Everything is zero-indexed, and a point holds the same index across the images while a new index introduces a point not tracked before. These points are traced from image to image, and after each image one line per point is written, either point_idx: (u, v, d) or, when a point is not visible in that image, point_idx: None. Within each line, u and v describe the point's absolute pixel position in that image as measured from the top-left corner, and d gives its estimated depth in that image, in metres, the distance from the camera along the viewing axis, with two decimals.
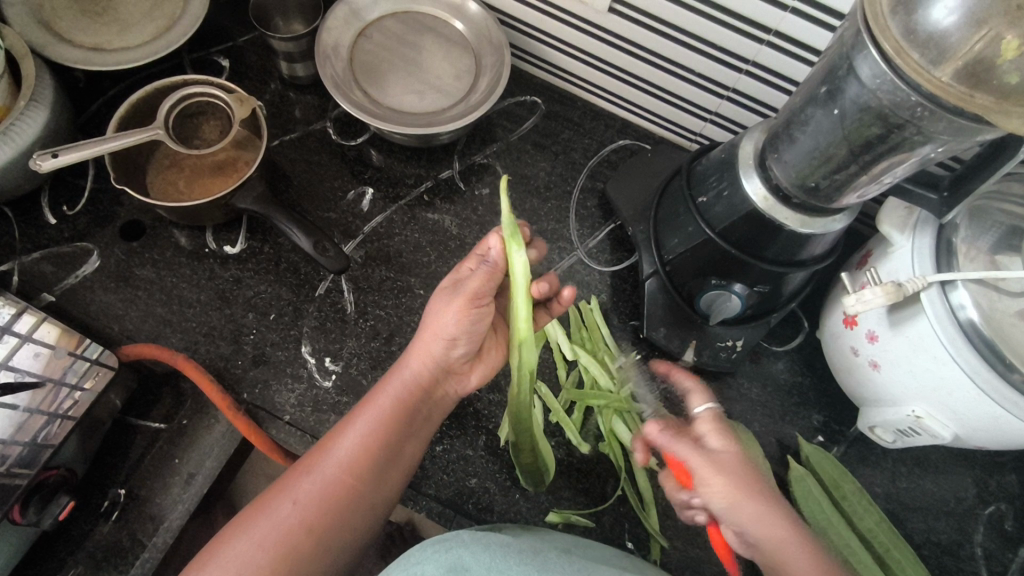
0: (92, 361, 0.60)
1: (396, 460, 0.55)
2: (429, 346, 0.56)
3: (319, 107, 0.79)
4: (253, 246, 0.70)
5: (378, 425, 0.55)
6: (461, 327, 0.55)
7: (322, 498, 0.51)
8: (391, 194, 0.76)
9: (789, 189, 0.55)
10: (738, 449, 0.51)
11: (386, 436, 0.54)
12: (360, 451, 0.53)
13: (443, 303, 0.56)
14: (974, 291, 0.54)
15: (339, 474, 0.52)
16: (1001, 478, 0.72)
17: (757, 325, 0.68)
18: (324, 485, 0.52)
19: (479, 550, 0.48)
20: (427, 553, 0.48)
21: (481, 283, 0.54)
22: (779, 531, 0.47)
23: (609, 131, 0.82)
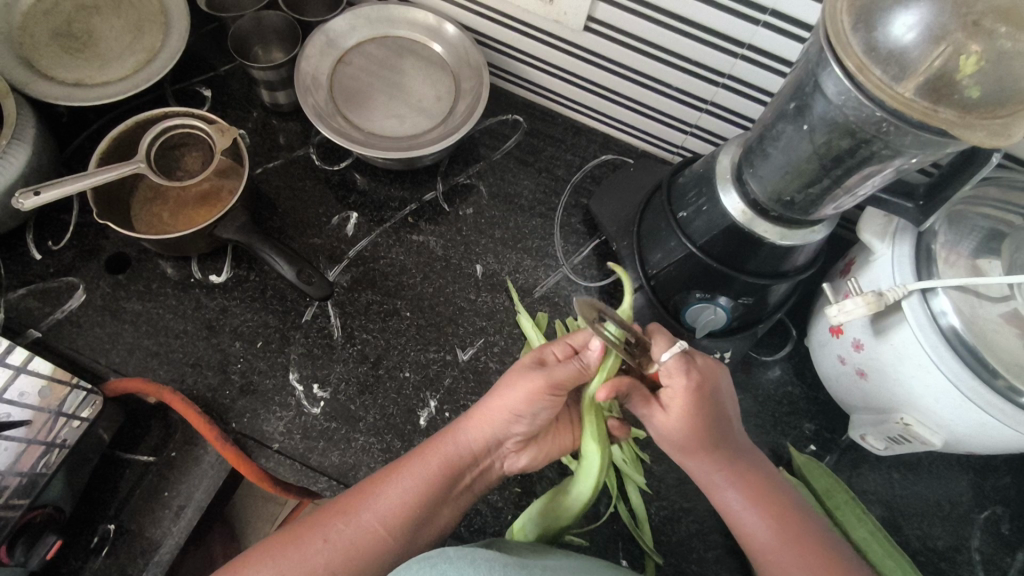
0: (89, 390, 0.60)
1: (432, 519, 0.54)
2: (491, 414, 0.55)
3: (302, 133, 0.80)
4: (238, 274, 0.71)
5: (424, 485, 0.54)
6: (528, 406, 0.54)
7: (354, 545, 0.50)
8: (375, 217, 0.76)
9: (766, 203, 0.55)
10: (686, 402, 0.52)
11: (429, 498, 0.53)
12: (404, 506, 0.52)
13: (517, 378, 0.55)
14: (955, 297, 0.54)
15: (374, 522, 0.51)
16: (995, 481, 0.72)
17: (744, 336, 0.68)
18: (359, 530, 0.51)
19: (465, 565, 0.48)
20: (414, 570, 0.47)
21: (568, 377, 0.54)
22: (719, 480, 0.53)
23: (592, 146, 0.83)
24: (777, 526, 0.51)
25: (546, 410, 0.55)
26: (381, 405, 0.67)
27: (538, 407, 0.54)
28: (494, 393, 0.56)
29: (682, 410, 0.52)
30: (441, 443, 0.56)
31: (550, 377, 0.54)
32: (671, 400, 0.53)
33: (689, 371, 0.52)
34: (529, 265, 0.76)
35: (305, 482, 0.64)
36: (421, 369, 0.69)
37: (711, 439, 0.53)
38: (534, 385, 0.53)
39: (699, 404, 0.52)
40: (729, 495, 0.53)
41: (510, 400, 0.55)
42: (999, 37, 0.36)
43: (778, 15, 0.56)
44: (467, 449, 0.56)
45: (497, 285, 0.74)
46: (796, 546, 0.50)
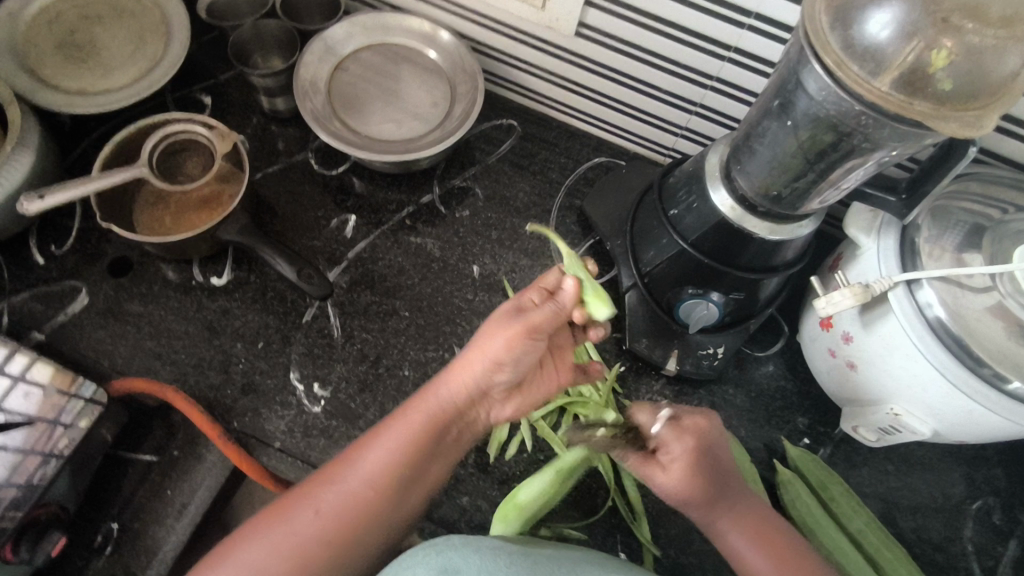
0: (87, 399, 0.61)
1: (419, 476, 0.55)
2: (471, 366, 0.55)
3: (301, 139, 0.81)
4: (239, 276, 0.72)
5: (408, 442, 0.54)
6: (510, 353, 0.53)
7: (343, 510, 0.52)
8: (374, 220, 0.77)
9: (754, 198, 0.57)
10: (685, 461, 0.55)
11: (414, 453, 0.54)
12: (389, 465, 0.53)
13: (497, 328, 0.54)
14: (939, 288, 0.55)
15: (363, 487, 0.52)
16: (987, 472, 0.73)
17: (736, 331, 0.70)
18: (346, 496, 0.52)
19: (469, 553, 0.49)
20: (421, 556, 0.49)
21: (546, 319, 0.54)
22: (724, 528, 0.56)
23: (585, 149, 0.84)
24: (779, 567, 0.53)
25: (527, 353, 0.54)
26: (380, 402, 0.68)
27: (521, 351, 0.53)
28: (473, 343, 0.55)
29: (680, 470, 0.55)
30: (423, 400, 0.56)
31: (528, 322, 0.53)
32: (666, 461, 0.56)
33: (682, 430, 0.56)
34: (525, 265, 0.77)
35: (307, 479, 0.65)
36: (419, 368, 0.70)
37: (712, 494, 0.56)
38: (513, 329, 0.53)
39: (697, 464, 0.55)
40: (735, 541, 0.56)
41: (490, 350, 0.54)
42: (968, 33, 0.38)
43: (763, 18, 0.58)
44: (448, 403, 0.56)
45: (494, 285, 0.75)
46: None
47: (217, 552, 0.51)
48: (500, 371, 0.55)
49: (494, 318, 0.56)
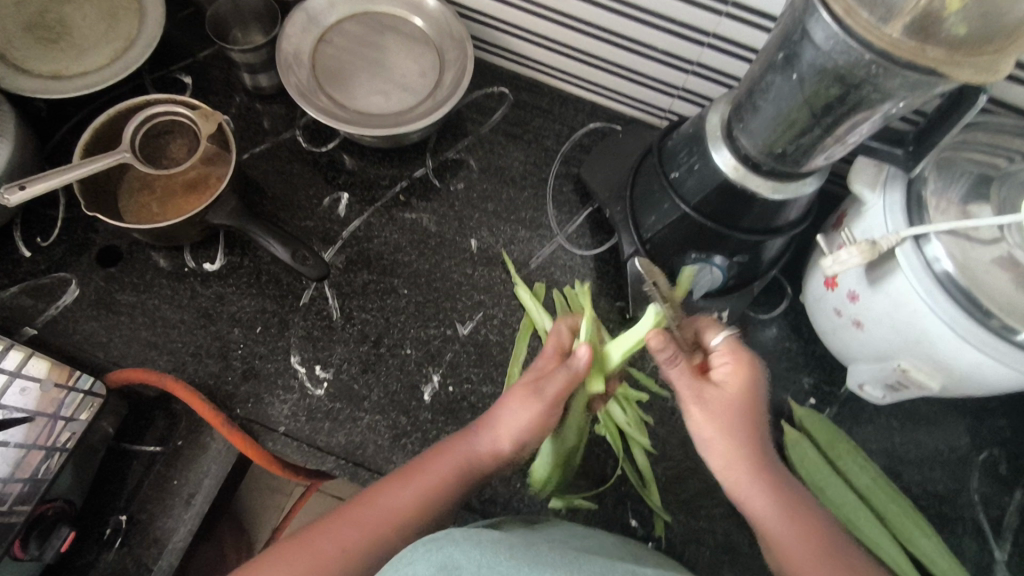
0: (85, 393, 0.59)
1: (437, 525, 0.54)
2: (503, 421, 0.54)
3: (287, 116, 0.79)
4: (233, 261, 0.70)
5: (436, 490, 0.53)
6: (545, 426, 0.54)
7: (363, 548, 0.50)
8: (367, 197, 0.75)
9: (758, 158, 0.55)
10: (739, 383, 0.53)
11: (442, 504, 0.53)
12: (415, 511, 0.52)
13: (541, 395, 0.53)
14: (947, 242, 0.54)
15: (383, 527, 0.51)
16: (992, 423, 0.73)
17: (740, 294, 0.69)
18: (369, 535, 0.50)
19: (470, 548, 0.47)
20: (419, 553, 0.47)
21: (560, 389, 0.53)
22: (756, 476, 0.52)
23: (579, 115, 0.82)
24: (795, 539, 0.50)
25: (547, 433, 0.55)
26: (384, 382, 0.67)
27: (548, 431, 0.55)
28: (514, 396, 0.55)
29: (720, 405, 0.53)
30: (458, 446, 0.55)
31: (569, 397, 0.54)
32: (714, 395, 0.53)
33: (738, 368, 0.54)
34: (523, 236, 0.76)
35: (314, 462, 0.64)
36: (421, 346, 0.69)
37: (754, 435, 0.53)
38: (547, 412, 0.53)
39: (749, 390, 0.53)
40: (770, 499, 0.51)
41: (525, 417, 0.53)
42: None
43: None
44: (481, 456, 0.55)
45: (493, 258, 0.74)
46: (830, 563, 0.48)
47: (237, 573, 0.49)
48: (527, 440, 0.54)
49: (551, 371, 0.55)
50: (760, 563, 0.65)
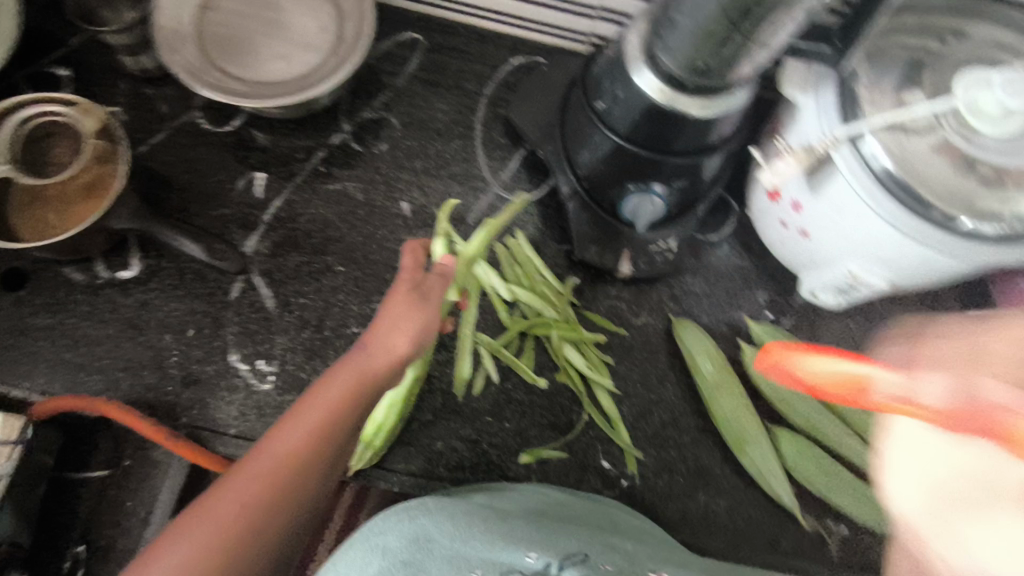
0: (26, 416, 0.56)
1: (346, 448, 0.54)
2: (384, 331, 0.55)
3: (182, 97, 0.72)
4: (150, 264, 0.66)
5: (329, 413, 0.52)
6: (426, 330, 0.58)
7: (271, 485, 0.48)
8: (284, 173, 0.70)
9: (682, 76, 0.51)
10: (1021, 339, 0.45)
11: (344, 420, 0.52)
12: (311, 438, 0.51)
13: (410, 307, 0.57)
14: (883, 138, 0.53)
15: (274, 472, 0.49)
16: (945, 309, 0.74)
17: (686, 219, 0.67)
18: (272, 469, 0.49)
19: (442, 520, 0.51)
20: (391, 522, 0.51)
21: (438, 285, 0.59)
22: None
23: (499, 51, 0.77)
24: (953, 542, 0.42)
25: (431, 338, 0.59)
26: (333, 365, 0.64)
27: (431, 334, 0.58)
28: (390, 307, 0.56)
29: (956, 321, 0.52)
30: (344, 365, 0.54)
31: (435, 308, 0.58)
32: (1001, 369, 0.44)
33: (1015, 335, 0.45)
34: (457, 191, 0.72)
35: None
36: (366, 322, 0.66)
37: None
38: (430, 317, 0.58)
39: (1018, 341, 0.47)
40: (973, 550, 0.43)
41: (408, 325, 0.56)
42: None
43: None
44: (377, 371, 0.54)
45: (428, 219, 0.70)
46: None
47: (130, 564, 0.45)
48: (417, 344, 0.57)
49: (397, 283, 0.57)
50: (733, 481, 0.66)
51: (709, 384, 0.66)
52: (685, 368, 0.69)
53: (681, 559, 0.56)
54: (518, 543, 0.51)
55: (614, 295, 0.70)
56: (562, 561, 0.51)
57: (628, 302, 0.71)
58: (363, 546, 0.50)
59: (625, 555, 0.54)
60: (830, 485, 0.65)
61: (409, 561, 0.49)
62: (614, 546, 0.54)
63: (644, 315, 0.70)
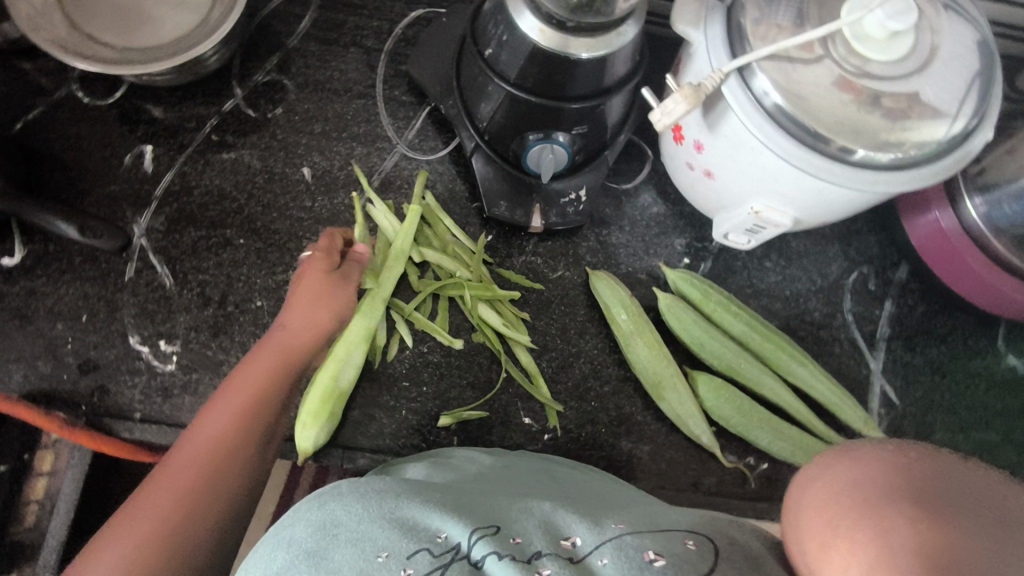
0: None
1: (277, 432, 0.55)
2: (300, 312, 0.59)
3: (57, 70, 0.67)
4: (35, 249, 0.62)
5: (252, 392, 0.54)
6: (346, 303, 0.61)
7: (203, 472, 0.48)
8: (174, 144, 0.67)
9: (560, 15, 0.50)
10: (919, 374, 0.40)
11: (268, 400, 0.54)
12: (238, 421, 0.52)
13: (329, 280, 0.61)
14: (769, 70, 0.51)
15: (210, 443, 0.50)
16: (858, 243, 0.75)
17: (595, 167, 0.66)
18: (202, 458, 0.49)
19: (351, 504, 0.47)
20: (301, 514, 0.47)
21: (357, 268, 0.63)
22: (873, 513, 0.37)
23: (397, 5, 0.73)
24: (841, 496, 0.38)
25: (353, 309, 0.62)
26: (240, 341, 0.63)
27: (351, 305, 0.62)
28: (300, 293, 0.59)
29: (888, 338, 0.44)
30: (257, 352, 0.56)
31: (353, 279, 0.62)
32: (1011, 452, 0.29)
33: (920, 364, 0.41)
34: (361, 153, 0.69)
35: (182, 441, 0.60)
36: (272, 295, 0.64)
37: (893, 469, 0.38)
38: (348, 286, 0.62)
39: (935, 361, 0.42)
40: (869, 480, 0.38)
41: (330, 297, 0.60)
42: None
43: None
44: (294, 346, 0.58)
45: (332, 184, 0.68)
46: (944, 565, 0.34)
47: None
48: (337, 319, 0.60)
49: (308, 266, 0.61)
50: (655, 427, 0.66)
51: (626, 333, 0.66)
52: (603, 318, 0.68)
53: (599, 517, 0.49)
54: (432, 522, 0.46)
55: (529, 250, 0.69)
56: (474, 536, 0.45)
57: (544, 257, 0.69)
58: (273, 543, 0.46)
59: (539, 522, 0.47)
60: (747, 425, 0.65)
61: (312, 551, 0.44)
62: (526, 514, 0.48)
63: (561, 269, 0.69)
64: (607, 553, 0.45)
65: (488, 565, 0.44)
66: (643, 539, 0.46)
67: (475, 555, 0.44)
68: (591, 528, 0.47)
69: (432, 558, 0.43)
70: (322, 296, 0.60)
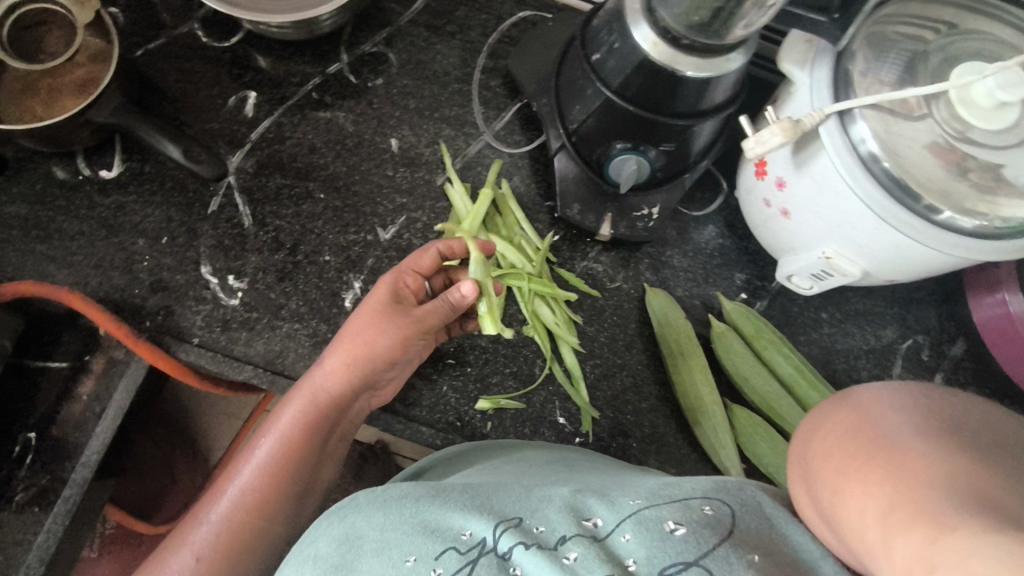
0: None
1: (314, 467, 0.61)
2: (347, 363, 0.58)
3: (183, 7, 0.71)
4: (131, 167, 0.66)
5: (282, 443, 0.59)
6: (398, 350, 0.59)
7: (237, 511, 0.58)
8: (276, 95, 0.70)
9: (678, 32, 0.51)
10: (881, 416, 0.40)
11: (297, 450, 0.59)
12: (268, 469, 0.58)
13: (383, 326, 0.58)
14: (871, 119, 0.52)
15: (246, 498, 0.58)
16: (918, 313, 0.74)
17: (672, 187, 0.67)
18: (237, 498, 0.58)
19: (372, 513, 0.49)
20: (323, 529, 0.50)
21: (433, 317, 0.60)
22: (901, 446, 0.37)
23: (507, 3, 0.76)
24: (859, 440, 0.37)
25: (412, 349, 0.60)
26: (303, 290, 0.65)
27: (405, 348, 0.59)
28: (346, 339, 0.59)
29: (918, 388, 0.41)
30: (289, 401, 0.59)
31: (417, 322, 0.59)
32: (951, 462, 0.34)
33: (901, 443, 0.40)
34: (448, 135, 0.71)
35: (232, 372, 0.62)
36: (341, 252, 0.66)
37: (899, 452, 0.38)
38: (403, 330, 0.58)
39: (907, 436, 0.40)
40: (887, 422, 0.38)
41: (378, 346, 0.58)
42: None
43: None
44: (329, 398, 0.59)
45: (415, 159, 0.70)
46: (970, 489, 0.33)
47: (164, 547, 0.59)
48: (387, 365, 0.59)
49: (368, 299, 0.60)
50: (685, 452, 0.66)
51: (674, 351, 0.66)
52: (653, 336, 0.69)
53: (617, 493, 0.48)
54: (454, 519, 0.47)
55: (591, 257, 0.70)
56: (499, 529, 0.46)
57: (605, 267, 0.70)
58: (300, 558, 0.49)
59: (561, 507, 0.47)
60: (780, 468, 0.64)
61: (339, 563, 0.47)
62: (547, 502, 0.47)
63: (619, 280, 0.70)
64: (630, 529, 0.44)
65: (515, 555, 0.44)
66: (662, 511, 0.45)
67: (502, 547, 0.45)
68: (612, 509, 0.46)
69: (460, 554, 0.44)
70: (372, 343, 0.58)
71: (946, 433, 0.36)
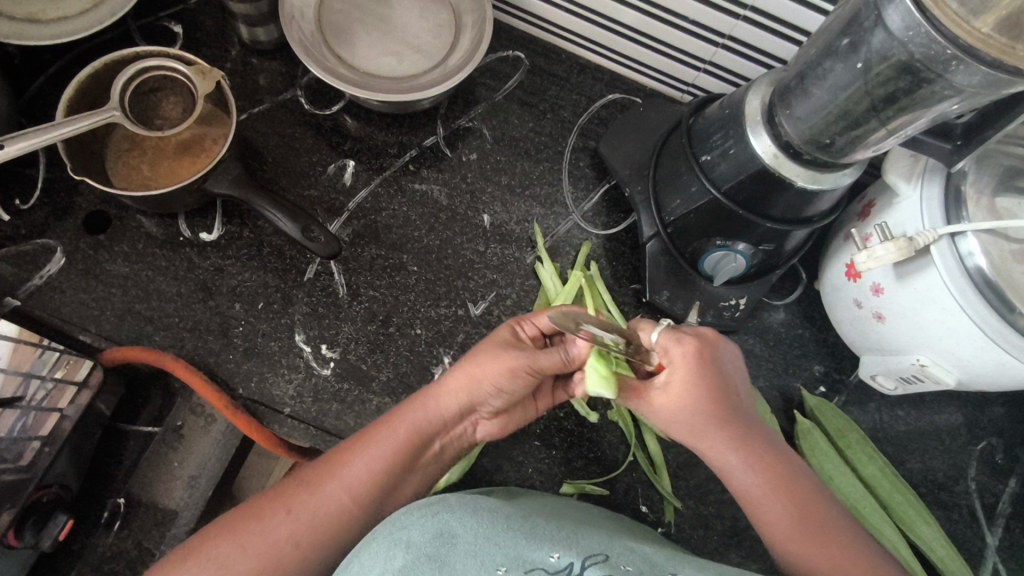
0: (60, 350, 0.57)
1: (400, 487, 0.54)
2: (465, 387, 0.54)
3: (287, 74, 0.73)
4: (231, 231, 0.66)
5: (393, 454, 0.53)
6: (511, 382, 0.54)
7: (321, 517, 0.50)
8: (373, 164, 0.71)
9: (800, 146, 0.53)
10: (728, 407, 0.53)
11: (400, 468, 0.53)
12: (372, 479, 0.52)
13: (500, 353, 0.54)
14: (984, 239, 0.53)
15: (340, 502, 0.51)
16: (991, 414, 0.74)
17: (762, 282, 0.67)
18: (325, 500, 0.50)
19: (467, 516, 0.46)
20: (415, 517, 0.45)
21: (550, 362, 0.54)
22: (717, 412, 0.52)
23: (598, 85, 0.78)
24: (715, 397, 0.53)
25: (523, 387, 0.55)
26: (393, 363, 0.65)
27: (517, 382, 0.54)
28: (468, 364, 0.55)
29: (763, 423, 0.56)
30: (406, 412, 0.54)
31: (533, 359, 0.54)
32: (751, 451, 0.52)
33: (754, 486, 0.52)
34: (539, 213, 0.73)
35: (322, 445, 0.62)
36: (432, 326, 0.66)
37: (721, 407, 0.52)
38: (519, 364, 0.53)
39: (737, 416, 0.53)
40: (728, 366, 0.56)
41: (490, 373, 0.53)
42: None
43: None
44: (440, 415, 0.54)
45: (506, 235, 0.71)
46: (748, 438, 0.53)
47: (216, 523, 0.50)
48: (500, 394, 0.55)
49: (493, 334, 0.57)
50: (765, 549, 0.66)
51: None
52: None
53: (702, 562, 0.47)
54: (543, 542, 0.45)
55: None
56: (585, 560, 0.44)
57: None
58: (385, 539, 0.43)
59: (644, 560, 0.46)
60: None
61: (433, 556, 0.42)
62: (631, 550, 0.47)
63: None
64: None
65: None
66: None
67: None
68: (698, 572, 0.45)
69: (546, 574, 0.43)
70: (488, 376, 0.54)
71: (730, 404, 0.53)
